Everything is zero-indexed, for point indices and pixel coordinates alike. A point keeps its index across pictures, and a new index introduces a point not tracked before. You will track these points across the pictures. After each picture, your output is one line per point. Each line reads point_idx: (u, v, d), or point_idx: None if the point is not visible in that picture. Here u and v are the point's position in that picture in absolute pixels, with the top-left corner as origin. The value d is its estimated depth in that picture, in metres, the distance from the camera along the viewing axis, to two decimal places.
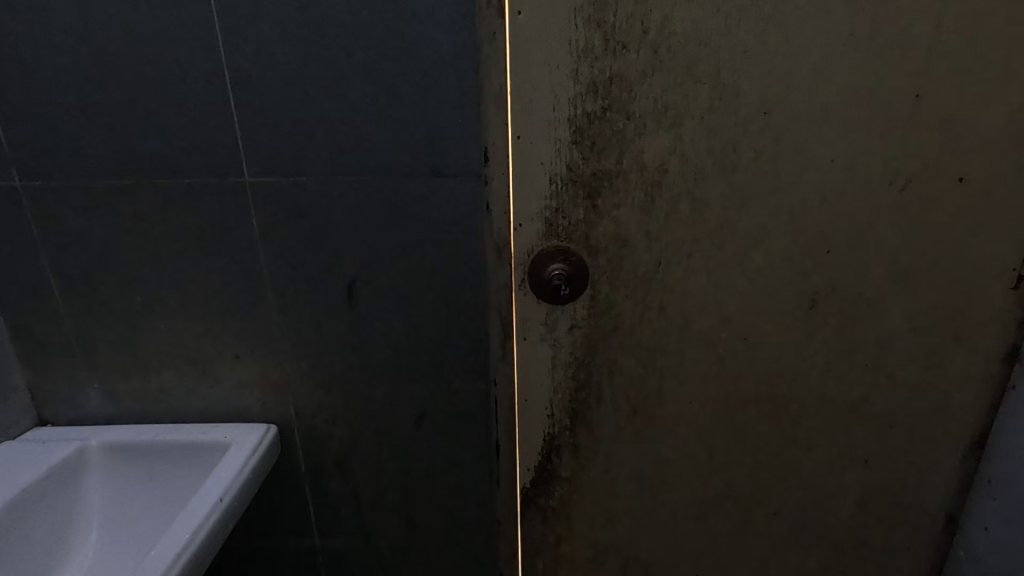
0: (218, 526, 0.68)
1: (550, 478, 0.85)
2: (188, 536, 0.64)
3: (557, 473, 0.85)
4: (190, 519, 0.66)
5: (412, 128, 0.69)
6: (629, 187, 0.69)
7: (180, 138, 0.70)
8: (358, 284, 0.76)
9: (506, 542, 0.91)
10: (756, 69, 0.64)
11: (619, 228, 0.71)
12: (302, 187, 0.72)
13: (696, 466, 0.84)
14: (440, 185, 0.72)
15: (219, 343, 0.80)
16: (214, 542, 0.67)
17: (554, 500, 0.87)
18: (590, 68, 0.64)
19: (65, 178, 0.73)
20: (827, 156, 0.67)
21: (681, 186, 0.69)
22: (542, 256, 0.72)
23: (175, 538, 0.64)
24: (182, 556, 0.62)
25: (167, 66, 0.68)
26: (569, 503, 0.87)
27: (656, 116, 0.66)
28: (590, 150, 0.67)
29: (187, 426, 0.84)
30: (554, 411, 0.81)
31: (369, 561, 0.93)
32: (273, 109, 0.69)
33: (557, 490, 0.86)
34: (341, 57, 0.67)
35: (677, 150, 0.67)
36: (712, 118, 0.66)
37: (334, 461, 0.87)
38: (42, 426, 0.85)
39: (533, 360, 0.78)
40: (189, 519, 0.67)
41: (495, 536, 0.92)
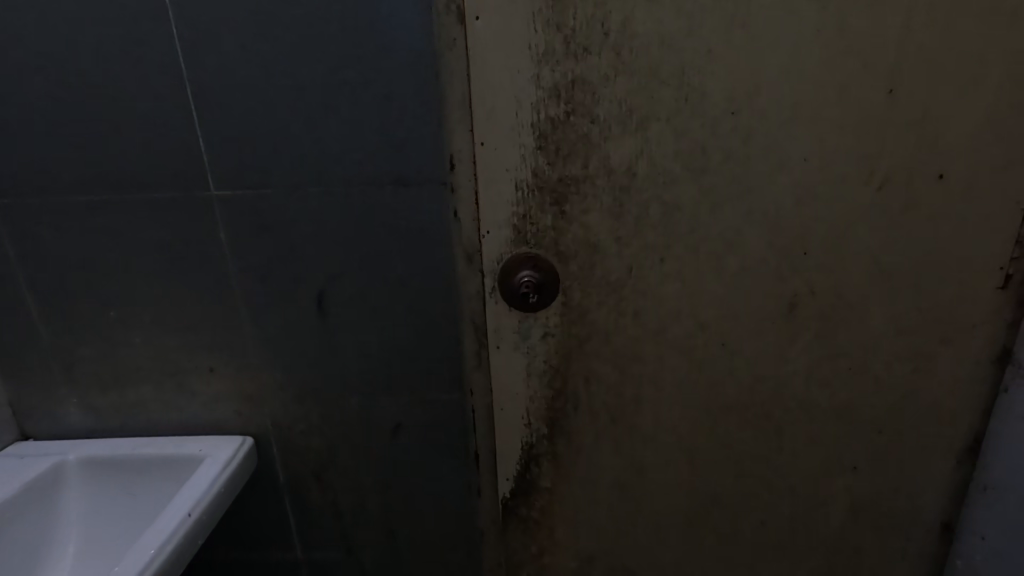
0: (185, 542, 0.68)
1: (530, 488, 0.84)
2: (153, 552, 0.64)
3: (537, 482, 0.84)
4: (157, 535, 0.66)
5: (376, 138, 0.68)
6: (597, 191, 0.68)
7: (148, 152, 0.70)
8: (329, 295, 0.76)
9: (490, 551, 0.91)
10: (722, 69, 0.62)
11: (588, 234, 0.70)
12: (271, 199, 0.71)
13: (678, 473, 0.83)
14: (406, 194, 0.71)
15: (194, 356, 0.80)
16: (180, 557, 0.67)
17: (534, 510, 0.86)
18: (551, 72, 0.63)
19: (35, 196, 0.73)
20: (800, 156, 0.66)
21: (650, 190, 0.68)
22: (509, 263, 0.71)
23: (140, 555, 0.64)
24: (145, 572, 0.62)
25: (131, 82, 0.68)
26: (551, 513, 0.86)
27: (622, 119, 0.65)
28: (555, 156, 0.66)
29: (165, 438, 0.84)
30: (532, 420, 0.80)
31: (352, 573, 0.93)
32: (237, 121, 0.68)
33: (537, 500, 0.85)
34: (303, 67, 0.66)
35: (645, 153, 0.66)
36: (678, 119, 0.65)
37: (313, 472, 0.86)
38: (24, 440, 0.86)
39: (507, 368, 0.77)
40: (155, 535, 0.67)
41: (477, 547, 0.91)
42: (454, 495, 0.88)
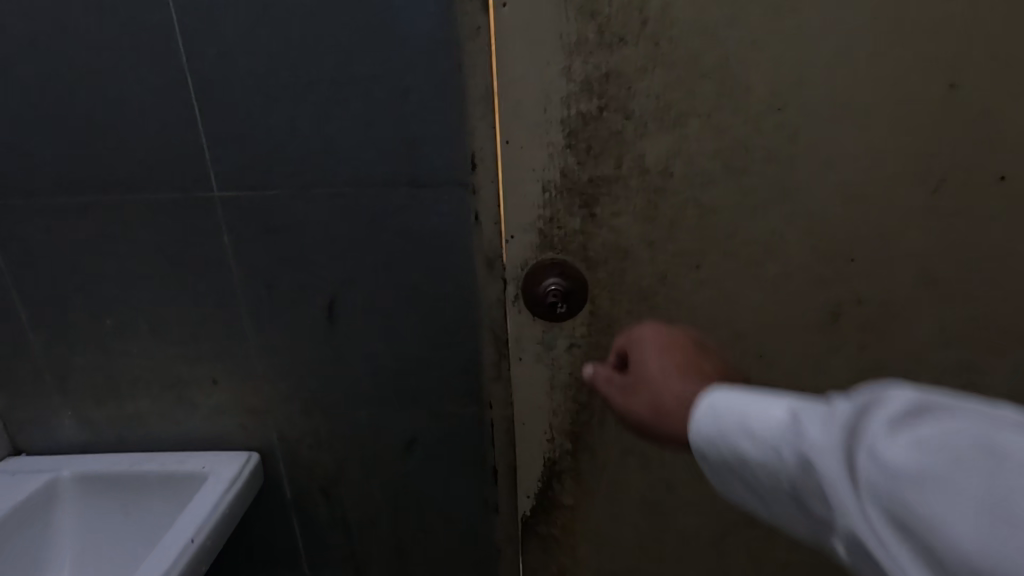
0: (189, 570, 0.63)
1: (551, 505, 0.80)
2: None
3: (559, 500, 0.80)
4: (158, 564, 0.62)
5: (390, 135, 0.63)
6: (629, 193, 0.63)
7: (145, 150, 0.65)
8: (338, 303, 0.71)
9: (505, 566, 0.86)
10: (768, 60, 0.57)
11: (619, 239, 0.65)
12: (277, 200, 0.66)
13: (708, 490, 0.78)
14: (422, 196, 0.65)
15: (195, 367, 0.76)
16: None
17: (555, 529, 0.81)
18: (583, 64, 0.58)
19: (24, 197, 0.68)
20: (849, 155, 0.61)
21: (687, 192, 0.63)
22: (533, 270, 0.66)
23: None
24: None
25: (126, 74, 0.63)
26: (572, 531, 0.81)
27: (658, 114, 0.60)
28: (586, 155, 0.62)
29: (165, 454, 0.79)
30: (554, 435, 0.76)
31: None
32: (240, 116, 0.63)
33: (559, 518, 0.81)
34: (311, 57, 0.61)
35: (682, 151, 0.61)
36: (719, 115, 0.60)
37: (321, 488, 0.81)
38: (16, 455, 0.81)
39: (529, 381, 0.72)
40: (156, 563, 0.62)
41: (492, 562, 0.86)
42: (470, 511, 0.83)
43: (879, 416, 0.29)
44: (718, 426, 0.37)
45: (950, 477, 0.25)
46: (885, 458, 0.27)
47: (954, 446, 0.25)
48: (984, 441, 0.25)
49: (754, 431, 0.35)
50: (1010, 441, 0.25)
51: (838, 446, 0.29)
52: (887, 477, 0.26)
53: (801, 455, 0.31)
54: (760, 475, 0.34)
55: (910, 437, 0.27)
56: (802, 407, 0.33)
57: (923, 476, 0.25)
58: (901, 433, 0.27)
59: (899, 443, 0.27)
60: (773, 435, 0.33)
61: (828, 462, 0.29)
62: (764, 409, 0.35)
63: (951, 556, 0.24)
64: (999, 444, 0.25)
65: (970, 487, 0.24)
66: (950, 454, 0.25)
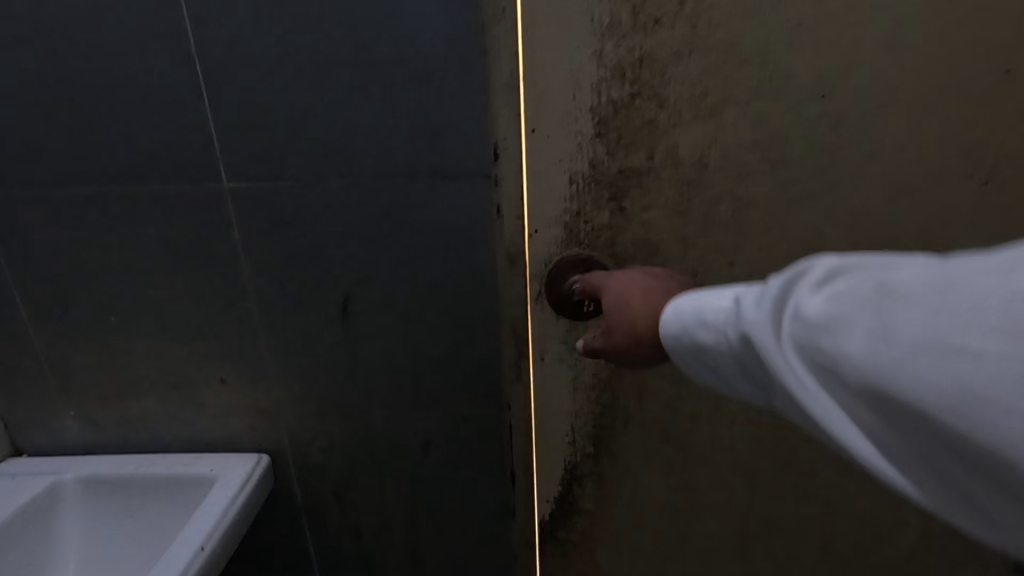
0: None
1: (570, 510, 0.78)
2: None
3: (579, 504, 0.77)
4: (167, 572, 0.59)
5: (409, 124, 0.59)
6: (661, 185, 0.60)
7: (151, 140, 0.62)
8: (353, 300, 0.68)
9: None
10: (812, 44, 0.54)
11: (649, 234, 0.62)
12: (290, 192, 0.63)
13: (734, 496, 0.75)
14: (444, 187, 0.61)
15: (203, 366, 0.73)
16: None
17: (575, 534, 0.79)
18: (615, 48, 0.55)
19: (24, 188, 0.65)
20: (895, 146, 0.57)
21: (722, 184, 0.60)
22: (558, 266, 0.64)
23: None
24: None
25: (131, 59, 0.59)
26: (592, 537, 0.79)
27: (694, 102, 0.57)
28: (616, 145, 0.59)
29: (172, 456, 0.77)
30: (576, 438, 0.73)
31: None
32: (251, 104, 0.60)
33: (579, 523, 0.79)
34: (327, 41, 0.57)
35: (718, 142, 0.58)
36: (758, 103, 0.56)
37: (333, 492, 0.78)
38: (18, 456, 0.78)
39: (551, 381, 0.70)
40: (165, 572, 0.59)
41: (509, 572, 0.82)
42: (487, 519, 0.78)
43: (800, 281, 0.32)
44: (682, 324, 0.42)
45: (849, 316, 0.28)
46: (804, 314, 0.31)
47: (857, 291, 0.29)
48: (879, 279, 0.28)
49: (710, 322, 0.39)
50: (898, 278, 0.27)
51: (769, 315, 0.33)
52: (805, 327, 0.30)
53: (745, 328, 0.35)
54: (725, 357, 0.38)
55: (824, 292, 0.30)
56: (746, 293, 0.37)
57: (829, 319, 0.29)
58: (817, 291, 0.31)
59: (814, 299, 0.30)
60: (724, 320, 0.38)
61: (761, 330, 0.33)
62: (715, 303, 0.39)
63: (852, 376, 0.28)
64: (890, 278, 0.28)
65: (865, 320, 0.28)
66: (851, 296, 0.29)
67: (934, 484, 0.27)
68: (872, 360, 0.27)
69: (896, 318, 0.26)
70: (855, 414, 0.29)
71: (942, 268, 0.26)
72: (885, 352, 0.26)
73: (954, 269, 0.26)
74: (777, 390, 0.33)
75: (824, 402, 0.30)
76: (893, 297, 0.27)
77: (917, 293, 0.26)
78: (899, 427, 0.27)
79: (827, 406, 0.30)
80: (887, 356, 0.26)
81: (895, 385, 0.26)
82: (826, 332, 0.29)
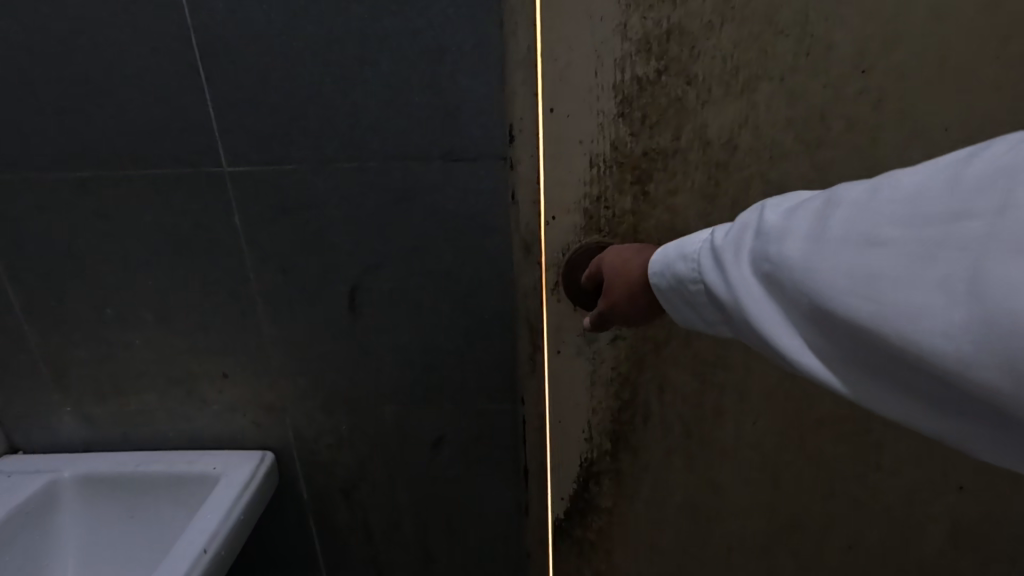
0: None
1: (586, 508, 0.75)
2: None
3: (594, 502, 0.75)
4: None
5: (420, 102, 0.55)
6: (688, 168, 0.57)
7: (147, 121, 0.59)
8: (362, 291, 0.64)
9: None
10: (854, 15, 0.50)
11: (675, 220, 0.59)
12: (295, 177, 0.60)
13: (758, 494, 0.72)
14: (457, 171, 0.58)
15: (205, 360, 0.70)
16: None
17: (591, 532, 0.77)
18: (641, 19, 0.52)
19: (13, 174, 0.62)
20: (938, 125, 0.54)
21: (753, 166, 0.56)
22: (576, 255, 0.61)
23: None
24: None
25: (124, 34, 0.56)
26: (609, 535, 0.77)
27: (725, 78, 0.53)
28: (640, 125, 0.56)
29: (175, 454, 0.74)
30: (593, 434, 0.70)
31: None
32: (253, 82, 0.56)
33: (595, 521, 0.76)
34: (334, 14, 0.53)
35: (750, 121, 0.55)
36: (794, 79, 0.53)
37: (342, 489, 0.75)
38: (15, 453, 0.76)
39: (568, 375, 0.67)
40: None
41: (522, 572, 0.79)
42: (500, 518, 0.75)
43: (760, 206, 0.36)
44: (664, 263, 0.43)
45: (796, 224, 0.32)
46: (762, 228, 0.34)
47: (805, 205, 0.32)
48: (823, 194, 0.32)
49: (682, 254, 0.42)
50: (840, 192, 0.31)
51: (732, 237, 0.37)
52: (758, 239, 0.34)
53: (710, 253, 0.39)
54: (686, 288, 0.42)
55: (780, 210, 0.34)
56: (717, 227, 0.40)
57: (781, 230, 0.33)
58: (774, 209, 0.34)
59: (771, 214, 0.34)
60: (693, 250, 0.41)
61: (723, 250, 0.37)
62: (689, 237, 0.42)
63: (789, 277, 0.31)
64: (834, 191, 0.31)
65: (809, 226, 0.31)
66: (801, 209, 0.32)
67: (851, 374, 0.31)
68: (808, 259, 0.30)
69: (832, 221, 0.30)
70: (792, 312, 0.33)
71: (874, 181, 0.30)
72: (816, 251, 0.30)
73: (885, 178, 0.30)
74: (728, 305, 0.37)
75: (769, 306, 0.34)
76: (830, 206, 0.31)
77: (848, 200, 0.30)
78: (820, 324, 0.31)
79: (769, 310, 0.34)
80: (821, 252, 0.30)
81: (819, 277, 0.30)
82: (775, 240, 0.33)
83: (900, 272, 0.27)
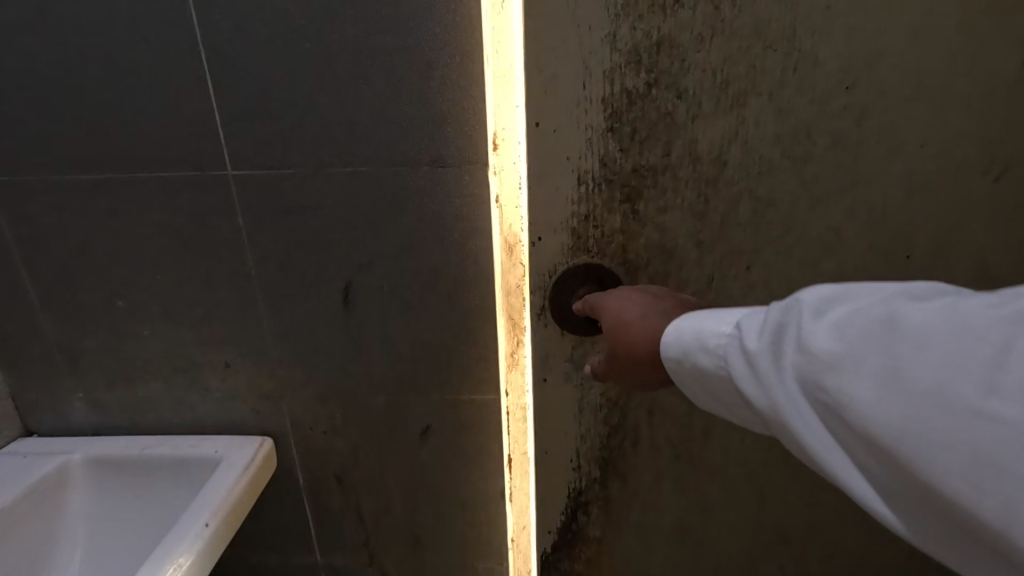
0: (204, 552, 0.61)
1: (575, 538, 0.72)
2: (170, 564, 0.57)
3: (583, 530, 0.72)
4: (172, 546, 0.59)
5: (412, 113, 0.59)
6: (678, 184, 0.57)
7: (156, 126, 0.62)
8: (356, 287, 0.67)
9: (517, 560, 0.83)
10: (840, 30, 0.52)
11: (664, 237, 0.59)
12: (294, 179, 0.63)
13: (746, 512, 0.70)
14: (444, 176, 0.61)
15: (208, 351, 0.73)
16: (198, 570, 0.60)
17: (580, 563, 0.74)
18: (631, 30, 0.52)
19: (34, 173, 0.65)
20: (915, 141, 0.55)
21: (739, 183, 0.57)
22: (562, 280, 0.60)
23: (155, 567, 0.57)
24: None
25: (137, 46, 0.59)
26: (599, 565, 0.74)
27: (715, 93, 0.54)
28: (631, 140, 0.56)
29: (178, 438, 0.78)
30: (581, 462, 0.68)
31: None
32: (255, 92, 0.59)
33: (584, 552, 0.73)
34: (333, 30, 0.57)
35: (739, 137, 0.55)
36: (782, 95, 0.54)
37: (336, 475, 0.79)
38: (29, 436, 0.80)
39: (555, 403, 0.65)
40: (170, 546, 0.59)
41: (506, 556, 0.82)
42: (485, 504, 0.78)
43: (800, 311, 0.32)
44: (681, 348, 0.40)
45: (864, 361, 0.29)
46: (812, 347, 0.31)
47: (869, 333, 0.29)
48: (889, 322, 0.29)
49: (703, 343, 0.39)
50: (912, 326, 0.28)
51: (771, 347, 0.33)
52: (811, 365, 0.31)
53: (744, 357, 0.35)
54: (715, 381, 0.38)
55: (835, 329, 0.30)
56: (742, 317, 0.37)
57: (843, 361, 0.29)
58: (823, 323, 0.31)
59: (820, 333, 0.31)
60: (719, 343, 0.37)
61: (763, 361, 0.34)
62: (709, 324, 0.39)
63: (859, 422, 0.29)
64: (899, 319, 0.28)
65: (876, 361, 0.28)
66: (862, 334, 0.29)
67: (925, 529, 0.29)
68: (884, 411, 0.27)
69: (913, 372, 0.27)
70: (860, 453, 0.30)
71: (960, 325, 0.26)
72: (893, 405, 0.27)
73: (973, 322, 0.26)
74: (774, 423, 0.34)
75: (828, 439, 0.31)
76: (906, 348, 0.28)
77: (931, 348, 0.27)
78: (893, 472, 0.29)
79: (831, 444, 0.31)
80: (898, 406, 0.27)
81: (903, 440, 0.27)
82: (838, 375, 0.29)
83: (1018, 465, 0.23)
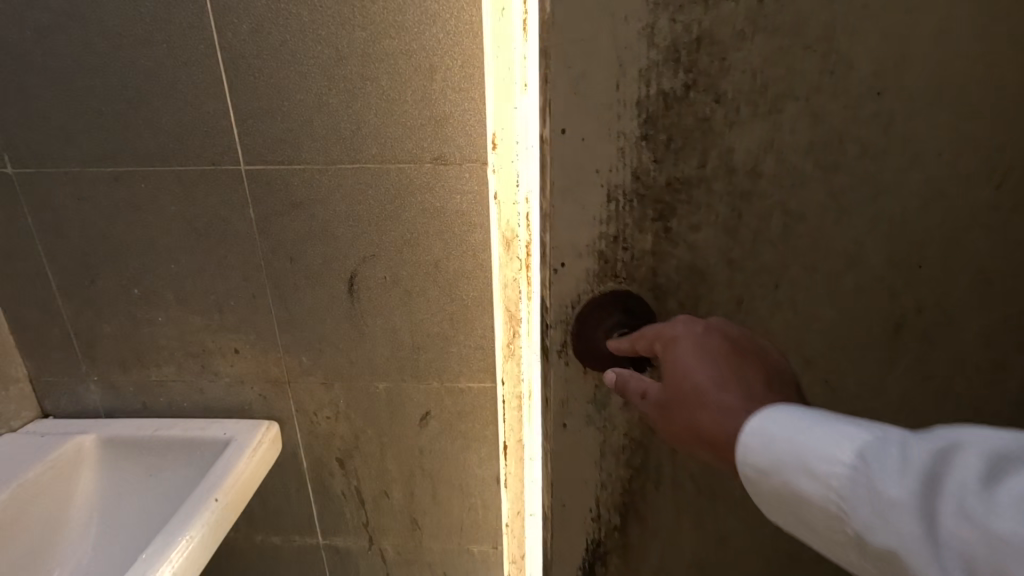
0: (213, 527, 0.62)
1: None
2: (183, 536, 0.59)
3: None
4: (181, 519, 0.60)
5: (415, 112, 0.58)
6: (711, 201, 0.36)
7: (172, 122, 0.61)
8: (361, 276, 0.66)
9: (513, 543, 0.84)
10: None
11: (698, 266, 0.37)
12: (307, 176, 0.62)
13: None
14: (445, 173, 0.60)
15: (218, 337, 0.73)
16: (209, 542, 0.61)
17: None
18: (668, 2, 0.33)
19: (58, 169, 0.65)
20: None
21: (777, 199, 0.35)
22: (588, 311, 0.39)
23: (167, 538, 0.58)
24: (175, 554, 0.57)
25: (155, 44, 0.58)
26: None
27: (754, 84, 0.33)
28: (658, 141, 0.35)
29: (189, 420, 0.78)
30: (602, 510, 0.45)
31: (373, 561, 0.86)
32: (268, 88, 0.58)
33: None
34: (343, 27, 0.55)
35: (781, 145, 0.34)
36: (827, 93, 0.33)
37: (338, 458, 0.79)
38: (45, 418, 0.81)
39: (569, 455, 0.43)
40: (179, 519, 0.61)
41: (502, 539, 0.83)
42: (479, 484, 0.78)
43: (968, 466, 0.22)
44: (766, 462, 0.28)
45: None
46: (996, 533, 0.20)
47: None
48: None
49: (804, 466, 0.26)
50: None
51: (924, 503, 0.22)
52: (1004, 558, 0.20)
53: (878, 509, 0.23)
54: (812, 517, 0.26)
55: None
56: (868, 442, 0.25)
57: None
58: (1009, 497, 0.21)
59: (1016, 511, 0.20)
60: (829, 472, 0.25)
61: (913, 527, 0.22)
62: (812, 439, 0.26)
63: None
64: None
65: None
66: None
67: None
68: None
69: None
70: None
71: None
72: None
73: None
74: None
75: None
76: None
77: None
78: None
79: None
80: None
81: None
82: None
83: None
